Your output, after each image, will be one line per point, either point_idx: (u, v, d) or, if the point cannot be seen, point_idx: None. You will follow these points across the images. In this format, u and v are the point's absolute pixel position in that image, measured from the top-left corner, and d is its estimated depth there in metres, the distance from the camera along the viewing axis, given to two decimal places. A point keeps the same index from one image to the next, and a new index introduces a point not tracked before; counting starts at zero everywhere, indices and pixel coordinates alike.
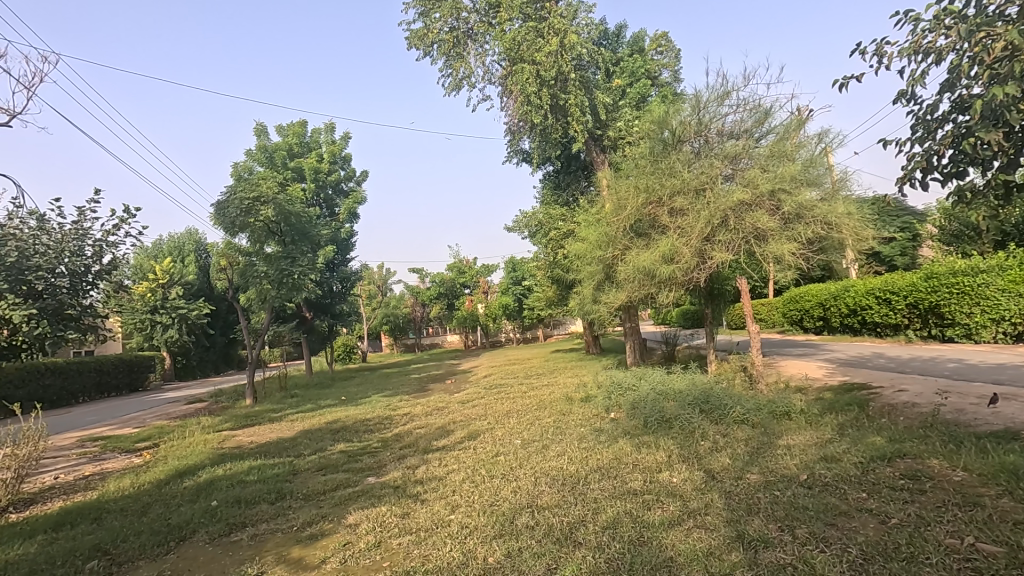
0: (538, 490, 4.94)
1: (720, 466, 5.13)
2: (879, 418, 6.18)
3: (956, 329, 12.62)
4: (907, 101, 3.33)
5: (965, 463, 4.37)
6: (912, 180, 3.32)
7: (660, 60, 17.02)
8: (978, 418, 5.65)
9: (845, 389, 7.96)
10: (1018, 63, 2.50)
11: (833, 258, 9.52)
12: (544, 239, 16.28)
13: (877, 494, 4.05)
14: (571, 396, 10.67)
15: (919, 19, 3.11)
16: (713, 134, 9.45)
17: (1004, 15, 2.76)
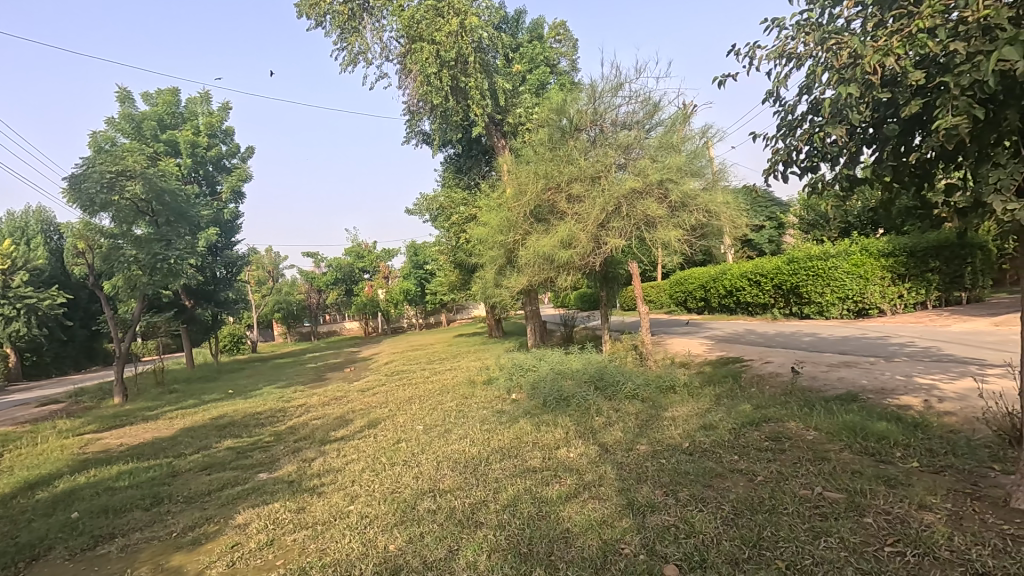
0: (439, 475, 4.96)
1: (613, 439, 5.44)
2: (749, 388, 6.88)
3: (812, 307, 14.31)
4: (774, 101, 3.64)
5: (816, 423, 5.00)
6: (776, 173, 3.67)
7: (559, 48, 17.38)
8: (828, 384, 6.47)
9: (721, 363, 8.73)
10: (859, 68, 2.81)
11: (713, 244, 10.34)
12: (445, 223, 16.16)
13: (746, 455, 4.52)
14: (474, 379, 10.78)
15: (782, 25, 3.39)
16: (608, 123, 9.81)
17: (850, 28, 3.11)
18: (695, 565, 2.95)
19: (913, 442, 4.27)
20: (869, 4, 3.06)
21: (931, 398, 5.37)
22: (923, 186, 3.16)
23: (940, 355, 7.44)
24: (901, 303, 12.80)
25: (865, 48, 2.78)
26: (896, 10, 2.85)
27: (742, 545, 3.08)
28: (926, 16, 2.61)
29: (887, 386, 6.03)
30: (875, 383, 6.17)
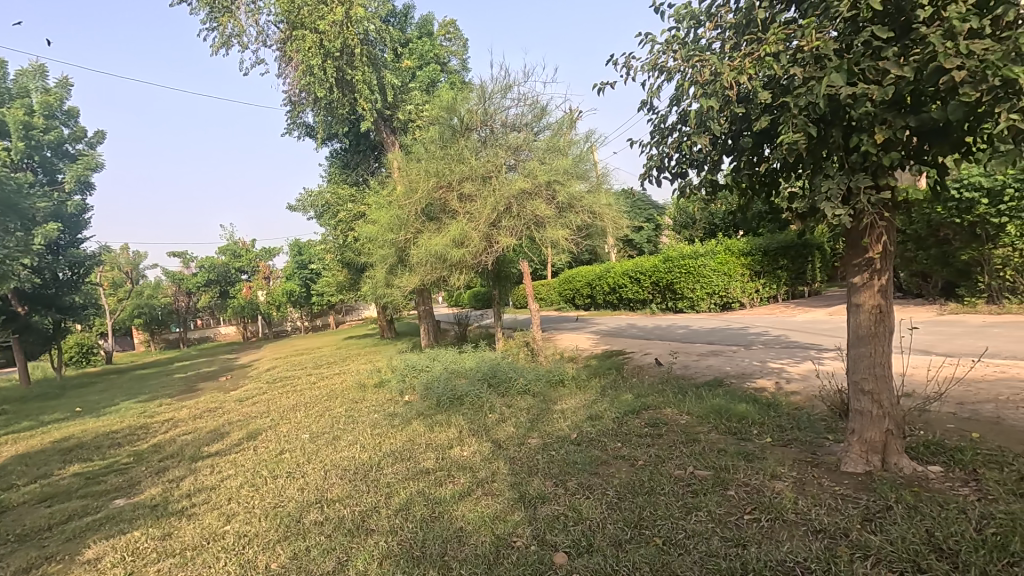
0: (327, 484, 4.73)
1: (505, 435, 5.54)
2: (630, 378, 7.35)
3: (684, 302, 15.60)
4: (647, 110, 3.91)
5: (688, 408, 5.47)
6: (651, 177, 3.94)
7: (448, 47, 17.36)
8: (698, 371, 7.11)
9: (606, 356, 9.24)
10: (719, 84, 3.10)
11: (597, 244, 10.90)
12: (332, 220, 15.45)
13: (628, 442, 4.83)
14: (365, 382, 10.42)
15: (654, 41, 3.64)
16: (497, 124, 9.93)
17: (711, 48, 3.43)
18: (582, 550, 3.09)
19: (767, 420, 4.81)
20: (726, 29, 3.39)
21: (781, 380, 6.09)
22: (771, 192, 3.57)
23: (787, 342, 8.47)
24: (757, 296, 14.38)
25: (724, 67, 3.07)
26: (748, 35, 3.18)
27: (624, 526, 3.29)
28: (772, 43, 2.95)
29: (746, 371, 6.75)
30: (736, 369, 6.89)
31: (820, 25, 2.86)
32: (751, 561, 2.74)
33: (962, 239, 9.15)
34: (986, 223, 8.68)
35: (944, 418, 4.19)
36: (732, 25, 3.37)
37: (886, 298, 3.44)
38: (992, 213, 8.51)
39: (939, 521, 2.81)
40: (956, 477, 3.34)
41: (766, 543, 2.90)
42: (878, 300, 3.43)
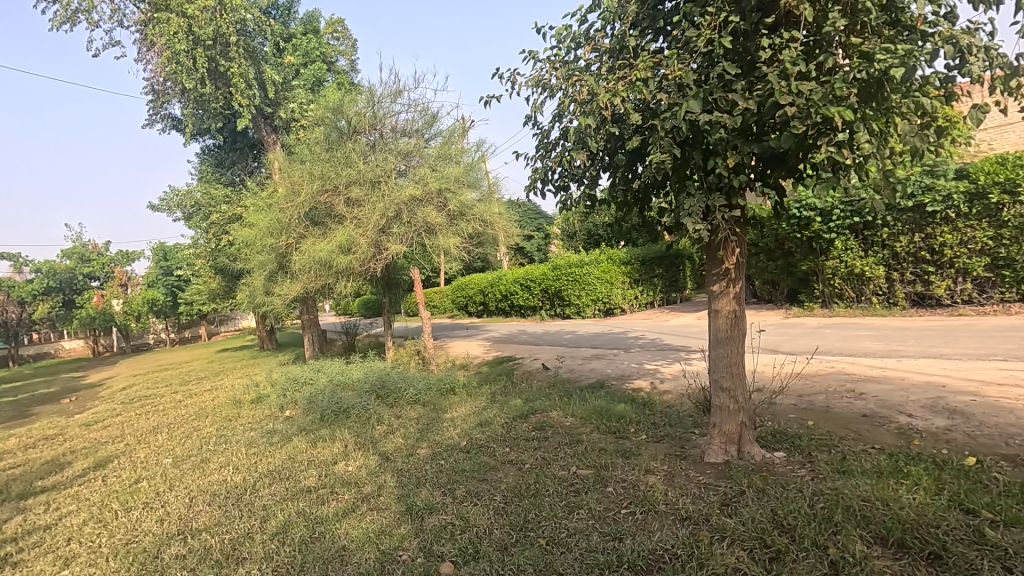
0: (193, 512, 4.30)
1: (394, 446, 5.41)
2: (520, 384, 7.52)
3: (571, 308, 16.25)
4: (532, 124, 4.04)
5: (573, 411, 5.71)
6: (536, 189, 4.08)
7: (336, 46, 16.75)
8: (582, 374, 7.46)
9: (497, 363, 9.37)
10: (596, 104, 3.30)
11: (488, 252, 11.05)
12: (202, 223, 14.19)
13: (516, 446, 4.94)
14: (240, 398, 9.63)
15: (537, 58, 3.80)
16: (387, 129, 9.72)
17: (589, 69, 3.63)
18: (469, 558, 3.11)
19: (643, 418, 5.17)
20: (602, 52, 3.63)
21: (656, 380, 6.58)
22: (643, 207, 3.85)
23: (662, 345, 9.17)
24: (637, 303, 15.40)
25: (600, 89, 3.27)
26: (622, 60, 3.42)
27: (511, 530, 3.35)
28: (642, 70, 3.20)
29: (625, 373, 7.21)
30: (616, 372, 7.32)
31: (682, 56, 3.16)
32: (626, 552, 2.91)
33: (802, 251, 10.50)
34: (820, 237, 10.05)
35: (788, 408, 4.77)
36: (607, 50, 3.61)
37: (740, 304, 3.85)
38: (824, 230, 9.90)
39: (781, 500, 3.19)
40: (796, 460, 3.82)
41: (639, 535, 3.11)
42: (733, 305, 3.83)
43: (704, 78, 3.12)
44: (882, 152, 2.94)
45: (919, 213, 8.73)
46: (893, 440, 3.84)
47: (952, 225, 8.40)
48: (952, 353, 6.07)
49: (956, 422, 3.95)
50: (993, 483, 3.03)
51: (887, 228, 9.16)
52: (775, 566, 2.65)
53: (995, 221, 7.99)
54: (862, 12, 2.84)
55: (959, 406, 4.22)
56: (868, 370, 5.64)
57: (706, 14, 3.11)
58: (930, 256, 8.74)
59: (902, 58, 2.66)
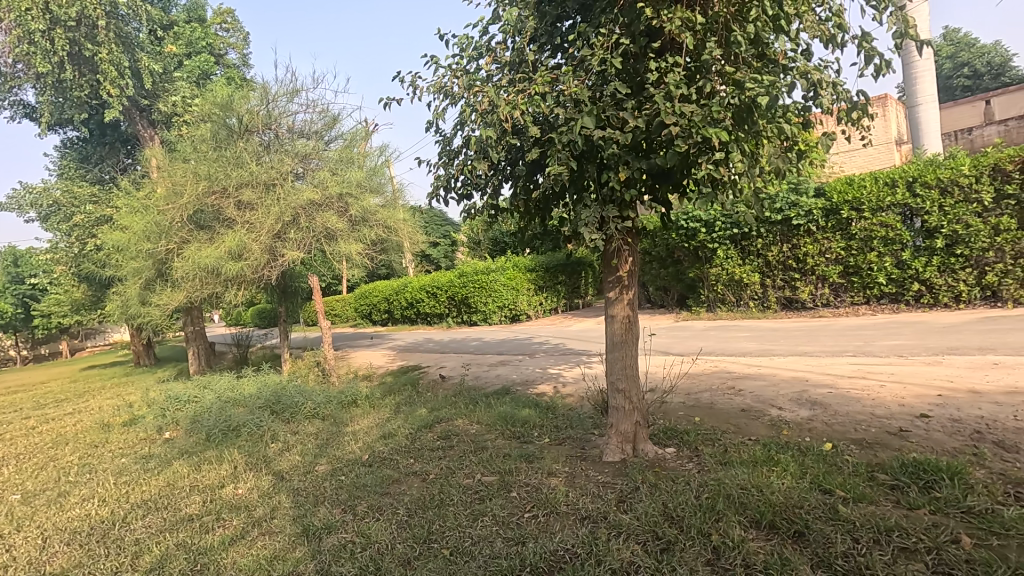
0: (46, 555, 3.77)
1: (289, 465, 5.10)
2: (425, 393, 7.41)
3: (478, 315, 16.28)
4: (434, 131, 4.02)
5: (478, 418, 5.72)
6: (438, 196, 4.06)
7: (226, 38, 15.67)
8: (488, 381, 7.51)
9: (402, 372, 9.17)
10: (497, 115, 3.35)
11: (392, 259, 10.81)
12: (64, 224, 12.64)
13: (420, 457, 4.86)
14: (109, 421, 8.61)
15: (438, 65, 3.79)
16: (283, 129, 9.23)
17: (491, 80, 3.69)
18: None
19: (546, 422, 5.30)
20: (503, 64, 3.70)
21: (558, 384, 6.77)
22: (544, 216, 3.96)
23: (564, 349, 9.46)
24: (541, 308, 15.79)
25: (500, 100, 3.34)
26: (521, 73, 3.51)
27: (414, 543, 3.28)
28: (540, 84, 3.31)
29: (530, 378, 7.35)
30: (521, 377, 7.44)
31: (578, 74, 3.31)
32: (528, 556, 2.96)
33: (690, 259, 11.35)
34: (705, 247, 10.91)
35: (677, 406, 5.12)
36: (507, 62, 3.69)
37: (634, 309, 4.07)
38: (709, 240, 10.76)
39: (671, 493, 3.41)
40: (684, 455, 4.10)
41: (541, 537, 3.17)
42: (628, 311, 4.04)
43: (599, 96, 3.29)
44: (752, 171, 3.26)
45: (786, 226, 9.77)
46: (766, 431, 4.25)
47: (813, 237, 9.49)
48: (813, 350, 6.83)
49: (816, 412, 4.44)
50: (845, 465, 3.44)
51: (760, 239, 10.15)
52: (665, 556, 2.81)
53: (846, 234, 9.15)
54: (735, 44, 3.14)
55: (819, 398, 4.76)
56: (746, 368, 6.20)
57: (599, 35, 3.28)
58: (796, 265, 9.80)
59: (767, 87, 2.98)
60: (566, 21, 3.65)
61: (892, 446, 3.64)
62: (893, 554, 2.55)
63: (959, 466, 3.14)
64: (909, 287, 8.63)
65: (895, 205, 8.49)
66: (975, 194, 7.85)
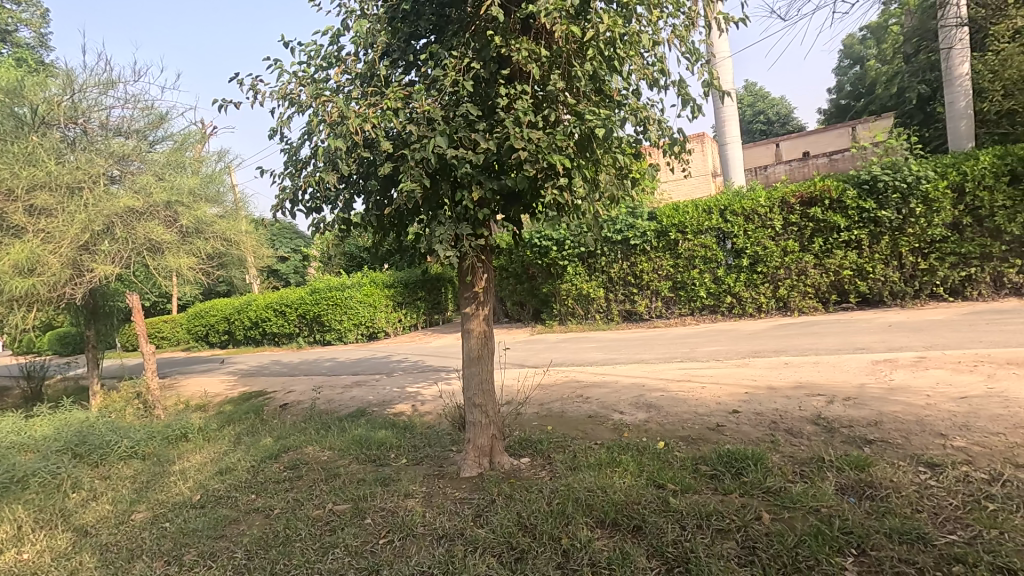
0: None
1: (96, 517, 4.33)
2: (270, 420, 6.81)
3: (332, 334, 15.40)
4: (278, 139, 3.77)
5: (330, 444, 5.40)
6: (283, 209, 3.79)
7: (17, 13, 13.28)
8: (342, 404, 7.13)
9: (243, 399, 8.33)
10: (346, 127, 3.25)
11: (232, 275, 9.93)
12: None
13: (264, 491, 4.44)
14: None
15: (282, 70, 3.57)
16: (93, 124, 7.94)
17: (341, 92, 3.57)
18: None
19: (403, 442, 5.17)
20: (354, 76, 3.61)
21: (417, 403, 6.65)
22: (399, 232, 3.89)
23: (423, 367, 9.35)
24: (401, 325, 15.45)
25: (350, 113, 3.25)
26: (373, 87, 3.46)
27: None
28: (392, 100, 3.29)
29: (387, 398, 7.13)
30: (378, 397, 7.18)
31: (431, 93, 3.35)
32: None
33: (543, 275, 11.94)
34: (556, 263, 11.56)
35: (531, 417, 5.32)
36: (358, 75, 3.61)
37: (489, 324, 4.17)
38: (560, 257, 11.42)
39: (524, 503, 3.52)
40: (538, 464, 4.27)
41: (397, 563, 3.08)
42: (483, 326, 4.13)
43: (451, 116, 3.36)
44: (592, 195, 3.56)
45: (626, 246, 10.74)
46: (609, 435, 4.60)
47: (648, 256, 10.55)
48: (649, 358, 7.57)
49: (651, 414, 4.92)
50: (675, 460, 3.84)
51: (604, 257, 11.03)
52: (520, 566, 2.89)
53: (674, 253, 10.33)
54: (575, 79, 3.42)
55: (653, 401, 5.28)
56: (593, 377, 6.66)
57: (451, 57, 3.36)
58: (634, 280, 10.81)
59: (604, 121, 3.28)
60: (420, 39, 3.68)
61: (710, 440, 4.15)
62: (712, 536, 2.90)
63: (761, 452, 3.68)
64: (724, 299, 9.98)
65: (711, 229, 9.82)
66: (769, 221, 9.37)
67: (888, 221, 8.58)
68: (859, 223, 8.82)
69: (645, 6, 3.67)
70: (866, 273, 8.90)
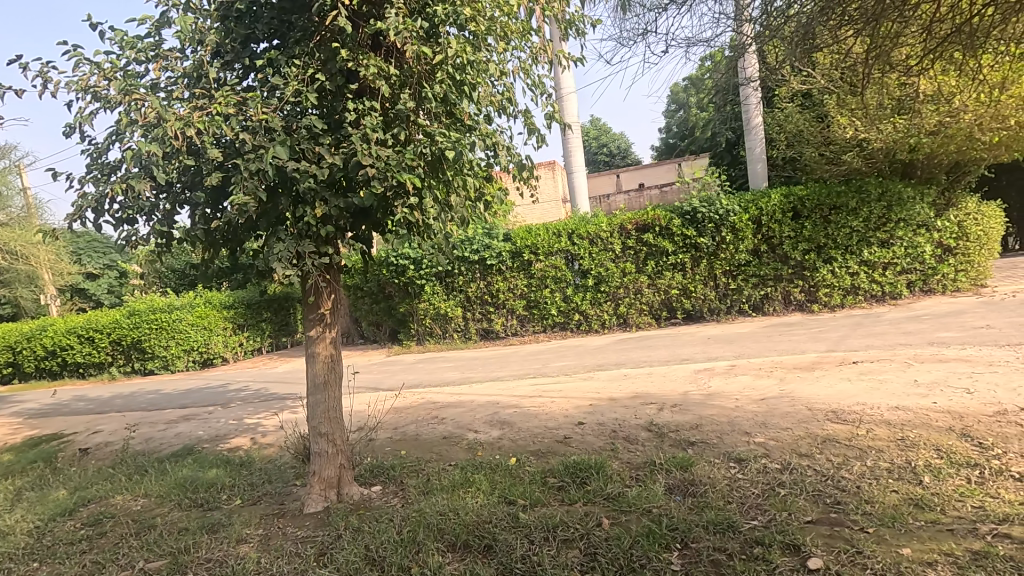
0: None
1: None
2: (66, 469, 5.70)
3: (155, 362, 13.36)
4: (78, 137, 3.22)
5: (146, 490, 4.67)
6: (83, 219, 3.23)
7: None
8: (163, 443, 6.22)
9: (29, 445, 6.86)
10: (165, 130, 2.90)
11: (8, 265, 12.11)
12: None
13: (51, 557, 3.67)
14: None
15: (82, 59, 3.08)
16: None
17: (159, 91, 3.18)
18: None
19: (237, 481, 4.65)
20: (177, 74, 3.24)
21: (256, 436, 6.05)
22: (231, 249, 3.53)
23: (266, 395, 8.55)
24: (241, 350, 14.03)
25: (169, 114, 2.91)
26: (199, 88, 3.14)
27: None
28: (223, 104, 3.01)
29: (221, 432, 6.39)
30: (209, 433, 6.40)
31: (269, 101, 3.13)
32: None
33: (400, 294, 11.68)
34: (413, 283, 11.38)
35: (384, 442, 5.13)
36: (182, 74, 3.25)
37: (336, 347, 3.95)
38: (417, 277, 11.25)
39: (374, 534, 3.35)
40: (390, 491, 4.11)
41: None
42: (330, 349, 3.90)
43: (293, 127, 3.16)
44: (443, 216, 3.58)
45: (482, 265, 10.95)
46: (464, 455, 4.59)
47: (503, 275, 10.88)
48: (504, 375, 7.75)
49: (504, 431, 5.01)
50: (525, 475, 3.95)
51: (461, 276, 11.11)
52: None
53: (527, 274, 10.77)
54: (425, 100, 3.43)
55: (506, 418, 5.39)
56: (448, 397, 6.62)
57: (293, 66, 3.18)
58: (491, 300, 11.06)
59: (454, 143, 3.33)
60: (258, 43, 3.42)
61: (558, 452, 4.35)
62: (557, 547, 3.01)
63: (602, 461, 3.93)
64: (572, 316, 10.61)
65: (561, 251, 10.44)
66: (609, 245, 10.23)
67: (706, 246, 9.85)
68: (683, 248, 9.98)
69: (492, 37, 3.84)
70: (689, 292, 10.09)
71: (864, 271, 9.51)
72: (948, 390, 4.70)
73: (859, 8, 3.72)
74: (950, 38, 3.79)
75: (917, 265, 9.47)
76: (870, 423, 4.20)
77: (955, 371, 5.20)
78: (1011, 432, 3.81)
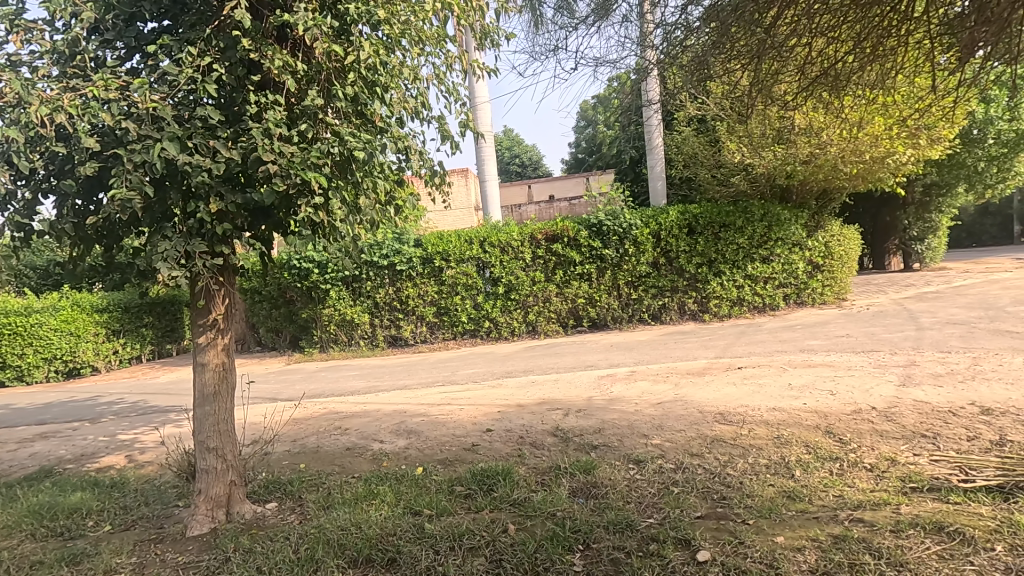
0: None
1: None
2: None
3: (7, 373, 11.39)
4: None
5: None
6: None
7: None
8: (13, 465, 5.43)
9: None
10: (26, 112, 2.56)
11: None
12: None
13: None
14: None
15: None
16: None
17: (18, 66, 2.80)
18: None
19: (106, 505, 4.16)
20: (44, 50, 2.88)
21: (131, 453, 5.47)
22: (106, 247, 3.17)
23: (144, 408, 7.74)
24: (114, 359, 12.64)
25: (32, 95, 2.58)
26: (70, 68, 2.81)
27: None
28: (101, 88, 2.71)
29: (87, 450, 5.70)
30: (73, 452, 5.68)
31: (156, 87, 2.86)
32: None
33: (302, 300, 11.10)
34: (317, 287, 10.88)
35: (281, 456, 4.83)
36: (50, 49, 2.88)
37: (229, 355, 3.68)
38: (321, 280, 10.75)
39: (266, 554, 3.14)
40: (286, 508, 3.88)
41: None
42: (222, 357, 3.63)
43: (184, 117, 2.91)
44: (352, 218, 3.44)
45: (392, 270, 10.70)
46: (368, 466, 4.45)
47: (413, 281, 10.71)
48: (411, 383, 7.60)
49: (411, 440, 4.92)
50: (431, 484, 3.89)
51: (369, 281, 10.77)
52: None
53: (438, 280, 10.67)
54: (335, 98, 3.30)
55: (413, 427, 5.29)
56: (352, 406, 6.38)
57: (186, 52, 2.94)
58: (400, 306, 10.84)
59: (364, 144, 3.23)
60: (145, 23, 3.13)
61: (466, 459, 4.33)
62: (463, 556, 2.99)
63: (509, 467, 3.97)
64: (482, 324, 10.65)
65: (472, 259, 10.48)
66: (520, 254, 10.42)
67: (610, 258, 10.31)
68: (589, 259, 10.39)
69: (407, 41, 3.81)
70: (594, 301, 10.50)
71: (748, 284, 10.41)
72: (816, 392, 5.27)
73: (747, 45, 4.07)
74: (820, 77, 4.28)
75: (791, 280, 10.54)
76: (751, 424, 4.59)
77: (822, 375, 5.84)
78: (865, 428, 4.34)
